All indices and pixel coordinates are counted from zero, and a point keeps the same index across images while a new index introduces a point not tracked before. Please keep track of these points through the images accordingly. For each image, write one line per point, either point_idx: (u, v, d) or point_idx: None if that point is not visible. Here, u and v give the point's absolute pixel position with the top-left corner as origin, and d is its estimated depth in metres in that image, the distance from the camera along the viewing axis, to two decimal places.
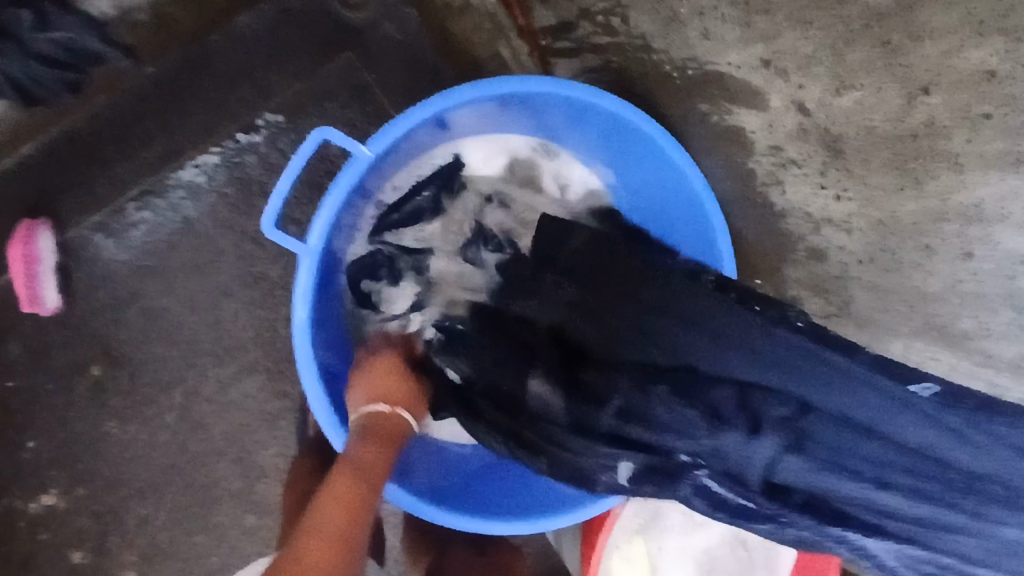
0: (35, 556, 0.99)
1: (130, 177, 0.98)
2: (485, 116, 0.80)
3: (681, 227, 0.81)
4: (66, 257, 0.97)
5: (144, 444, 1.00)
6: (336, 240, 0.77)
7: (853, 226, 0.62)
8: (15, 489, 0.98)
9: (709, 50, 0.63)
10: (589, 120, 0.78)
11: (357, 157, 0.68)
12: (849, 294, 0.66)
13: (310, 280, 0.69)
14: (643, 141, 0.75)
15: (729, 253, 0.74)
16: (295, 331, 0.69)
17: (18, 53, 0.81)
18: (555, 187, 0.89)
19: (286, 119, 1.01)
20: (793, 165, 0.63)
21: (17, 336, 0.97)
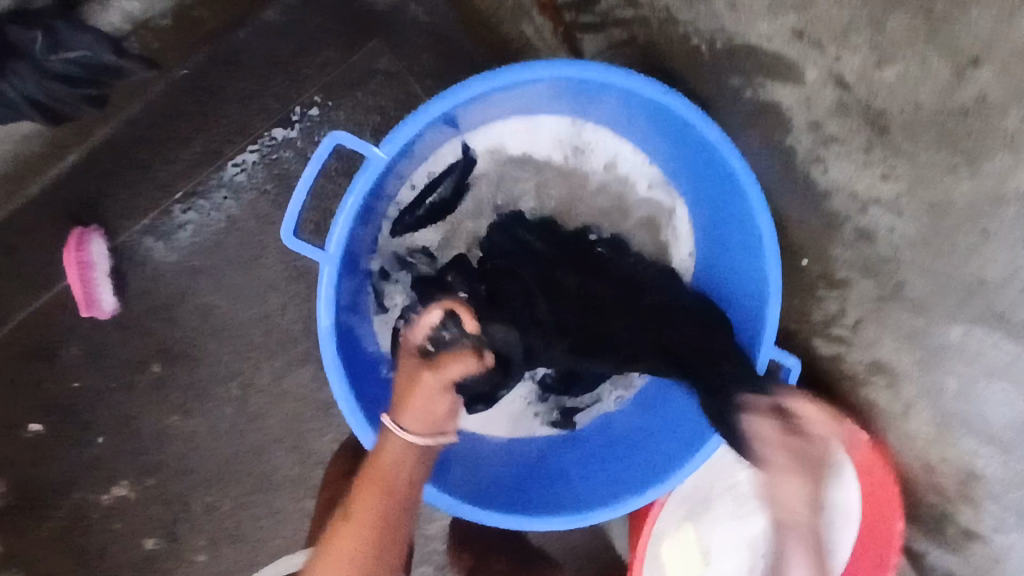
0: (111, 544, 1.04)
1: (174, 179, 1.00)
2: (507, 102, 0.77)
3: (726, 211, 0.76)
4: (118, 260, 1.01)
5: (205, 436, 1.04)
6: (359, 241, 0.76)
7: (903, 207, 0.65)
8: (85, 483, 1.03)
9: (737, 20, 0.67)
10: (618, 99, 0.74)
11: (371, 159, 0.67)
12: (902, 278, 0.68)
13: (333, 285, 0.69)
14: (676, 119, 0.71)
15: (770, 231, 0.68)
16: (322, 339, 0.68)
17: (33, 74, 0.74)
18: (600, 164, 0.87)
19: (320, 109, 1.01)
20: (835, 142, 0.67)
21: (76, 339, 1.01)
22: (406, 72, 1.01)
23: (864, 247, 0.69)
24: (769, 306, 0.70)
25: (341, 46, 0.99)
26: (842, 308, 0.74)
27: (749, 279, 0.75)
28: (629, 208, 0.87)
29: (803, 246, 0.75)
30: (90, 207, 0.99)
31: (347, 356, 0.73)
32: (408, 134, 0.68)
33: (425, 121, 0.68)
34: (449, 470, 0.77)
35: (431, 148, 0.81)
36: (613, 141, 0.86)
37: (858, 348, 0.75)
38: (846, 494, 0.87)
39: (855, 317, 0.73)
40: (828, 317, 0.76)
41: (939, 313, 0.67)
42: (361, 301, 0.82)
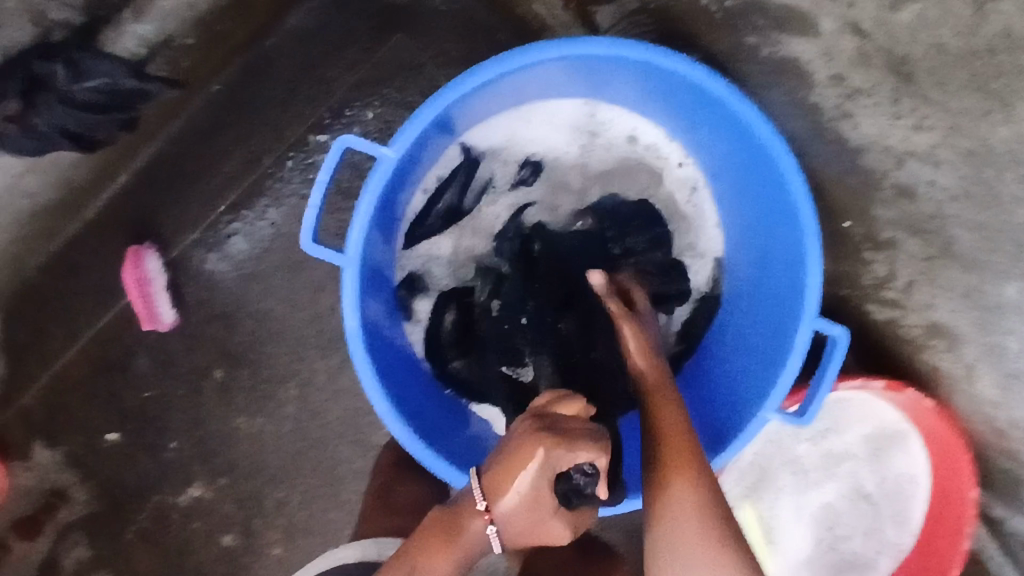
0: (192, 542, 1.09)
1: (218, 191, 1.04)
2: (516, 90, 0.77)
3: (753, 181, 0.74)
4: (175, 274, 1.06)
5: (270, 435, 1.08)
6: (380, 246, 0.77)
7: (939, 157, 0.61)
8: (165, 485, 1.09)
9: None
10: (625, 70, 0.73)
11: (382, 160, 0.68)
12: (950, 233, 0.64)
13: (357, 287, 0.70)
14: (690, 86, 0.69)
15: (803, 195, 0.65)
16: (350, 340, 0.69)
17: (60, 104, 0.79)
18: (619, 143, 0.87)
19: (348, 108, 1.02)
20: (860, 95, 0.64)
21: (144, 350, 1.07)
22: (430, 65, 1.01)
23: (905, 204, 0.65)
24: (809, 278, 0.66)
25: (363, 44, 1.00)
26: (892, 270, 0.70)
27: (778, 249, 0.72)
28: (655, 182, 0.87)
29: (846, 207, 0.71)
30: (143, 225, 1.04)
31: (379, 361, 0.73)
32: (416, 131, 0.69)
33: (432, 117, 0.69)
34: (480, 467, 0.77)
35: (440, 149, 0.82)
36: (628, 117, 0.86)
37: (914, 310, 0.70)
38: (913, 465, 0.83)
39: (907, 278, 0.69)
40: (881, 280, 0.72)
41: (996, 269, 0.63)
42: (392, 310, 0.82)
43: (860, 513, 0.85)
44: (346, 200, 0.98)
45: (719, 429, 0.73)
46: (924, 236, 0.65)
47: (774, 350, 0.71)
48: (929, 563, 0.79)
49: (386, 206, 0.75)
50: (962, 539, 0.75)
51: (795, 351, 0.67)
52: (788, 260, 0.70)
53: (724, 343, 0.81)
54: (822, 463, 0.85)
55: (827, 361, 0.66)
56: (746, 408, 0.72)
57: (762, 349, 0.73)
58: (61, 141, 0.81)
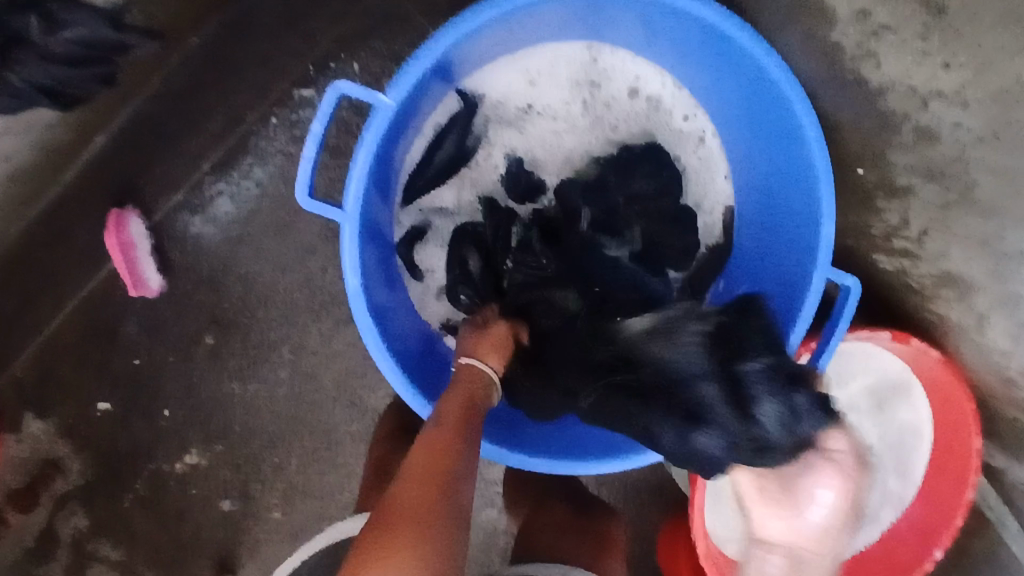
0: (190, 508, 1.08)
1: (201, 151, 1.00)
2: (517, 31, 0.74)
3: (765, 127, 0.71)
4: (159, 238, 1.02)
5: (265, 401, 1.07)
6: (378, 202, 0.75)
7: (967, 98, 0.57)
8: (160, 454, 1.07)
9: None
10: (629, 9, 0.70)
11: (379, 107, 0.64)
12: (972, 177, 0.60)
13: (357, 242, 0.67)
14: (699, 25, 0.67)
15: (817, 139, 0.63)
16: (351, 298, 0.67)
17: (37, 59, 0.72)
18: (625, 91, 0.84)
19: (332, 61, 0.98)
20: (885, 32, 0.59)
21: (132, 317, 1.04)
22: (417, 13, 0.97)
23: (925, 148, 0.63)
24: (823, 224, 0.64)
25: None
26: (905, 219, 0.69)
27: (790, 198, 0.71)
28: (661, 131, 0.84)
29: (860, 154, 0.70)
30: (126, 186, 1.00)
31: (381, 320, 0.72)
32: (413, 77, 0.66)
33: (429, 63, 0.66)
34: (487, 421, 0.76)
35: (434, 99, 0.78)
36: (633, 64, 0.83)
37: (926, 259, 0.69)
38: (914, 415, 0.83)
39: (921, 226, 0.68)
40: (891, 229, 0.71)
41: (1016, 214, 0.58)
42: (393, 269, 0.80)
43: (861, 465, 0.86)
44: (336, 157, 0.95)
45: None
46: (942, 181, 0.63)
47: (789, 300, 0.70)
48: (934, 511, 0.80)
49: (383, 158, 0.72)
50: (967, 488, 0.75)
51: (808, 300, 0.65)
52: (799, 205, 0.69)
53: (738, 293, 0.80)
54: None
55: (840, 309, 0.64)
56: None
57: (775, 303, 0.72)
58: (41, 100, 0.76)
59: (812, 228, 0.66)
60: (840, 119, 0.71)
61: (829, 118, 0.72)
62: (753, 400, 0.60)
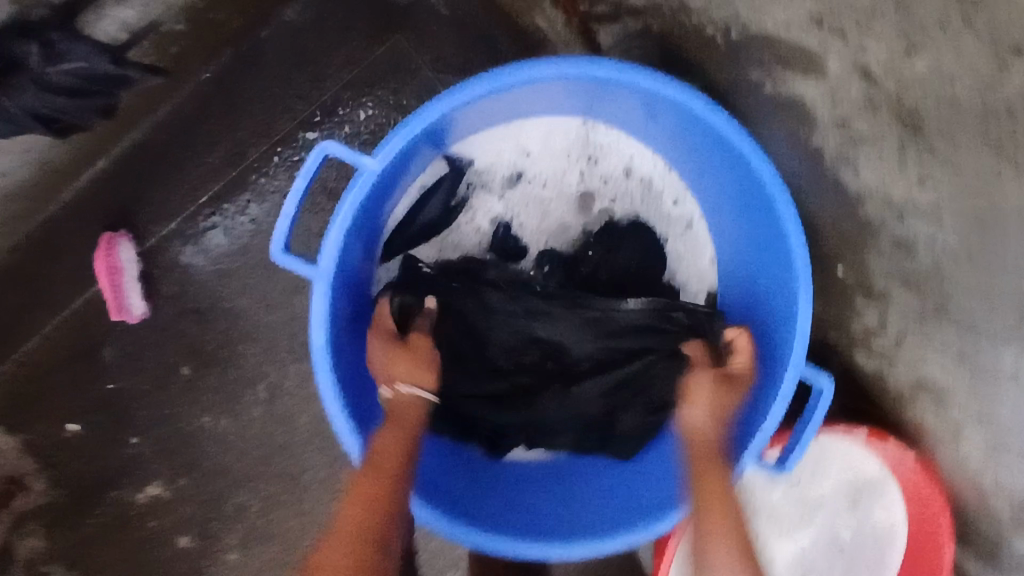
0: (148, 541, 1.06)
1: (199, 183, 1.00)
2: (511, 104, 0.76)
3: (751, 218, 0.71)
4: (149, 266, 1.02)
5: (236, 439, 1.05)
6: (356, 261, 0.74)
7: (944, 216, 0.58)
8: (124, 482, 1.05)
9: (754, 9, 0.64)
10: (622, 94, 0.72)
11: (363, 168, 0.65)
12: (947, 291, 0.61)
13: (326, 302, 0.67)
14: (687, 114, 0.68)
15: (797, 236, 0.62)
16: (315, 359, 0.66)
17: (32, 86, 0.73)
18: (616, 168, 0.84)
19: (339, 107, 1.00)
20: (863, 142, 0.61)
21: (111, 340, 1.02)
22: (428, 68, 0.99)
23: (903, 260, 0.63)
24: (800, 321, 0.63)
25: (360, 43, 0.99)
26: (882, 322, 0.68)
27: (772, 291, 0.70)
28: (650, 210, 0.84)
29: (840, 250, 0.70)
30: (120, 212, 1.00)
31: (346, 382, 0.70)
32: (402, 141, 0.67)
33: (418, 130, 0.67)
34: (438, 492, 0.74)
35: (421, 162, 0.79)
36: (626, 143, 0.84)
37: (902, 363, 0.68)
38: (889, 517, 0.81)
39: (897, 332, 0.67)
40: (867, 328, 0.70)
41: (994, 335, 0.59)
42: (364, 328, 0.79)
43: (834, 564, 0.82)
44: (332, 201, 0.96)
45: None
46: (918, 290, 0.63)
47: (762, 395, 0.69)
48: None
49: (366, 216, 0.72)
50: None
51: (781, 396, 0.65)
52: (781, 299, 0.68)
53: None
54: (798, 511, 0.83)
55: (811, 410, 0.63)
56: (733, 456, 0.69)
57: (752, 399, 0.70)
58: (34, 126, 0.76)
59: (789, 324, 0.65)
60: (820, 215, 0.71)
61: (808, 210, 0.72)
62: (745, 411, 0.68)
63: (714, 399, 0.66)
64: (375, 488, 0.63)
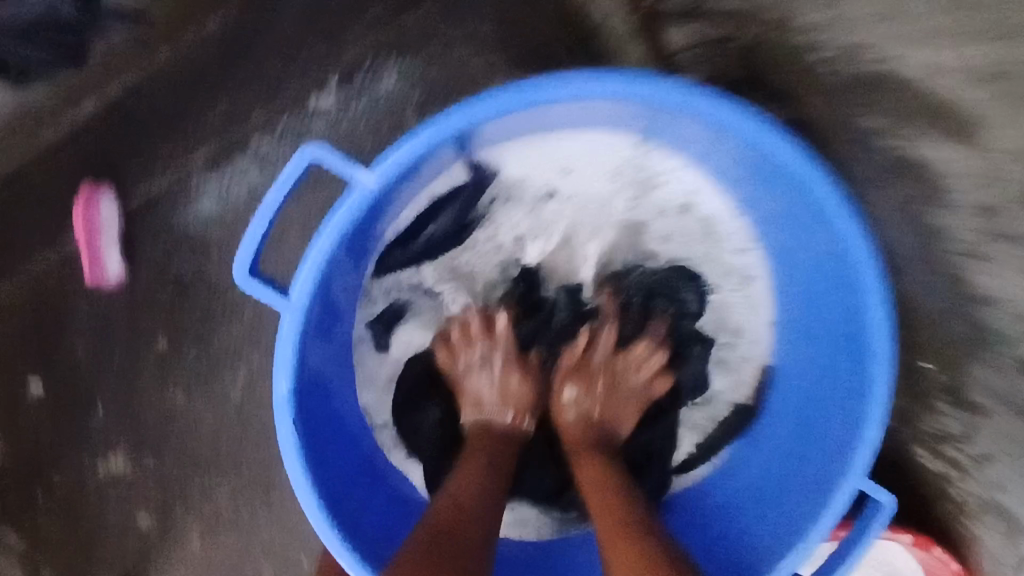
0: (104, 514, 0.98)
1: (194, 141, 0.91)
2: (547, 120, 0.68)
3: (831, 293, 0.66)
4: (132, 224, 0.93)
5: (208, 421, 0.96)
6: (339, 286, 0.69)
7: None
8: (86, 450, 0.97)
9: (903, 36, 0.54)
10: (686, 124, 0.65)
11: (356, 184, 0.60)
12: None
13: (295, 336, 0.62)
14: (765, 158, 0.62)
15: (880, 325, 0.57)
16: (276, 406, 0.62)
17: None
18: (674, 203, 0.78)
19: (358, 76, 0.89)
20: (1003, 239, 0.53)
21: (85, 299, 0.94)
22: (462, 43, 0.88)
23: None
24: (871, 427, 0.59)
25: (389, 5, 0.88)
26: (968, 433, 0.61)
27: (846, 377, 0.65)
28: (708, 252, 0.79)
29: (932, 348, 0.63)
30: (110, 163, 0.91)
31: (311, 425, 0.66)
32: (404, 157, 0.60)
33: (423, 146, 0.61)
34: (337, 489, 0.67)
35: (432, 184, 0.72)
36: (687, 176, 0.76)
37: (981, 482, 0.62)
38: None
39: (985, 449, 0.60)
40: (943, 436, 0.64)
41: None
42: (343, 356, 0.74)
43: None
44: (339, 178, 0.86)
45: (745, 562, 0.69)
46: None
47: (821, 487, 0.64)
48: None
49: (355, 238, 0.66)
50: None
51: (836, 504, 0.60)
52: (853, 391, 0.63)
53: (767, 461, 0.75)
54: None
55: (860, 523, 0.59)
56: (777, 552, 0.66)
57: (808, 492, 0.66)
58: None
59: (857, 418, 0.61)
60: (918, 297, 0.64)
61: (902, 288, 0.65)
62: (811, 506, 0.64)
63: (583, 398, 0.76)
64: (477, 465, 0.69)
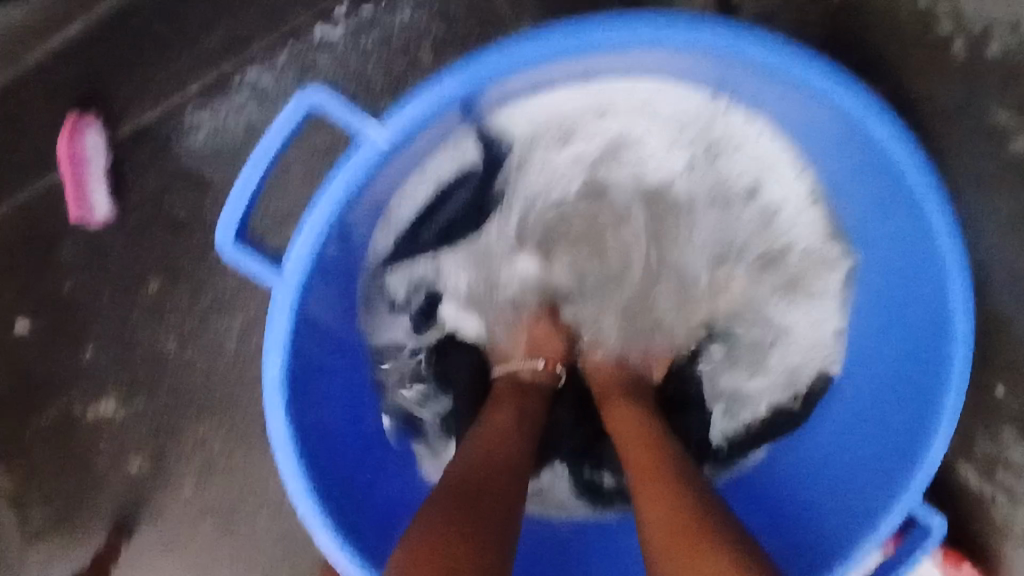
0: (94, 458, 0.94)
1: (189, 71, 0.83)
2: (605, 69, 0.64)
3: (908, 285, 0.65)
4: (122, 157, 0.86)
5: (202, 368, 0.91)
6: (340, 260, 0.66)
7: None
8: (75, 393, 0.93)
9: None
10: (782, 87, 0.61)
11: (363, 140, 0.55)
12: None
13: (291, 312, 0.59)
14: (863, 138, 0.60)
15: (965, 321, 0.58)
16: (267, 388, 0.60)
17: None
18: (744, 174, 0.75)
19: (370, 6, 0.81)
20: None
21: (72, 236, 0.88)
22: None
23: None
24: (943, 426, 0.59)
25: None
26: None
27: (911, 375, 0.65)
28: (770, 228, 0.76)
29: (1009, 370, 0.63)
30: (98, 88, 0.84)
31: (308, 403, 0.64)
32: (417, 114, 0.56)
33: (442, 101, 0.56)
34: (332, 468, 0.65)
35: (426, 153, 0.68)
36: (763, 143, 0.73)
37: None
38: None
39: None
40: (997, 457, 0.64)
41: None
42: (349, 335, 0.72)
43: None
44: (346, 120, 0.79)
45: (803, 543, 0.68)
46: None
47: (883, 477, 0.65)
48: None
49: (355, 211, 0.63)
50: None
51: (892, 516, 0.61)
52: (923, 383, 0.63)
53: (802, 451, 0.74)
54: None
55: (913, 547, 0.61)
56: (843, 538, 0.65)
57: (862, 483, 0.67)
58: None
59: (928, 413, 0.61)
60: (996, 308, 0.64)
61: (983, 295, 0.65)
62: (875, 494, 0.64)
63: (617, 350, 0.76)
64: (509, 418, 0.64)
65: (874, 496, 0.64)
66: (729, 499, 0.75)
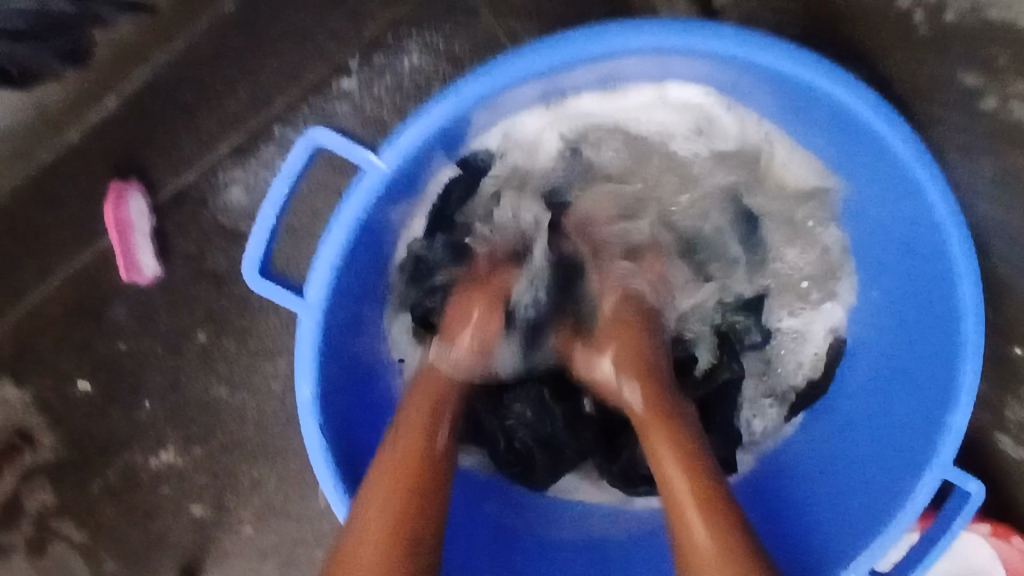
0: (158, 507, 0.98)
1: (218, 132, 0.89)
2: (585, 80, 0.69)
3: (907, 258, 0.67)
4: (163, 220, 0.92)
5: (253, 412, 0.95)
6: (357, 290, 0.70)
7: None
8: (135, 445, 0.97)
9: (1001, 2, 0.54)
10: (754, 78, 0.65)
11: (368, 168, 0.62)
12: None
13: (316, 338, 0.64)
14: (839, 114, 0.63)
15: (971, 286, 0.59)
16: (301, 410, 0.63)
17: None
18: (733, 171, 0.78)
19: (380, 56, 0.86)
20: None
21: (123, 297, 0.94)
22: (487, 11, 0.85)
23: None
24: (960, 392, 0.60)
25: None
26: None
27: (925, 346, 0.66)
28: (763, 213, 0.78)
29: None
30: (136, 158, 0.90)
31: (337, 424, 0.67)
32: (415, 138, 0.62)
33: (437, 124, 0.62)
34: (361, 472, 0.68)
35: (427, 178, 0.72)
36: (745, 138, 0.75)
37: None
38: None
39: None
40: None
41: None
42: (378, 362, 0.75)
43: None
44: None
45: (829, 529, 0.69)
46: None
47: (908, 453, 0.65)
48: None
49: (367, 241, 0.68)
50: None
51: (921, 489, 0.62)
52: (936, 350, 0.65)
53: (828, 433, 0.75)
54: None
55: (950, 514, 0.61)
56: (873, 517, 0.66)
57: (893, 458, 0.67)
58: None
59: (947, 379, 0.62)
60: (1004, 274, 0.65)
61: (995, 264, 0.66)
62: (905, 469, 0.65)
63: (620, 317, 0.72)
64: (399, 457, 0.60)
65: (901, 473, 0.65)
66: (754, 486, 0.77)
